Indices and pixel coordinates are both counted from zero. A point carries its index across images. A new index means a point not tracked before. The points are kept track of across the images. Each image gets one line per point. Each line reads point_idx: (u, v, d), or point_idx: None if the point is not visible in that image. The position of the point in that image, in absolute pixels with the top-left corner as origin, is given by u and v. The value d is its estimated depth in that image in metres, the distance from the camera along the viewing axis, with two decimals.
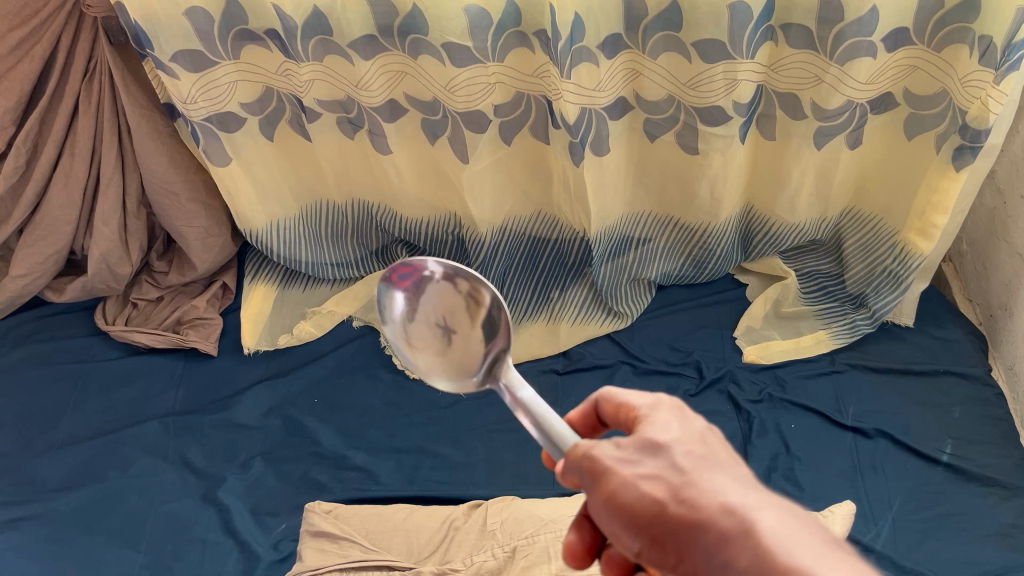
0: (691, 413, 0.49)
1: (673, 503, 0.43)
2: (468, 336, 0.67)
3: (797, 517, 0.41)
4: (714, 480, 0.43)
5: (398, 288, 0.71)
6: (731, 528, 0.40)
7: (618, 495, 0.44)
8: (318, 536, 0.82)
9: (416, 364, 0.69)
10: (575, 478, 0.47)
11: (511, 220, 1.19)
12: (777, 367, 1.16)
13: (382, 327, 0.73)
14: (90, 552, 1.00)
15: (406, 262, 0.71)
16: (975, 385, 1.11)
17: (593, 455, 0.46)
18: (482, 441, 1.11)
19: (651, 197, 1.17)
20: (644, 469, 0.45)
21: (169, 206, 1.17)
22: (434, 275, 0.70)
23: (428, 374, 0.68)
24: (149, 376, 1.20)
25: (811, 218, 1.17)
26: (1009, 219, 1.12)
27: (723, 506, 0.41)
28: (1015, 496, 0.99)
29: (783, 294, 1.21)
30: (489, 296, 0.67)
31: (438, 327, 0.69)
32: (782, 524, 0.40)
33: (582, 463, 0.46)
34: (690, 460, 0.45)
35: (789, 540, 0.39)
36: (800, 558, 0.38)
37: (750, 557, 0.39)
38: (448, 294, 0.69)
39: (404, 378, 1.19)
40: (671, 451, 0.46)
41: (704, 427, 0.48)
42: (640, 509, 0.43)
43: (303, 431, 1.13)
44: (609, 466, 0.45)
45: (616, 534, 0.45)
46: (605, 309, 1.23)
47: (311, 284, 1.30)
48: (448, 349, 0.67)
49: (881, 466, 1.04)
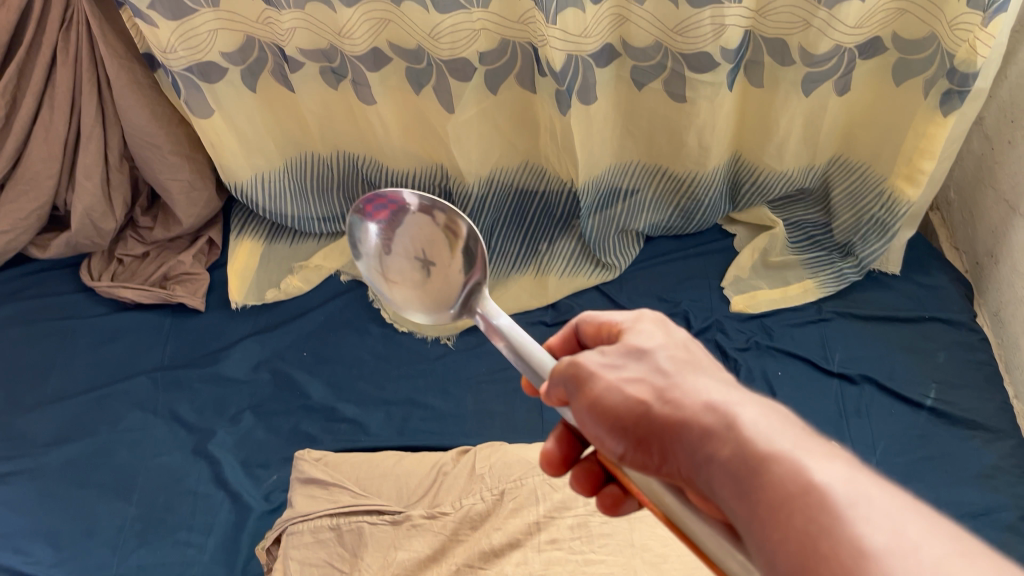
0: (675, 325, 0.51)
1: (657, 404, 0.43)
2: (446, 267, 0.70)
3: (780, 415, 0.40)
4: (697, 384, 0.44)
5: (375, 220, 0.74)
6: (712, 423, 0.40)
7: (602, 400, 0.45)
8: (309, 483, 0.82)
9: (398, 295, 0.74)
10: (561, 390, 0.48)
11: (498, 172, 1.19)
12: (765, 316, 1.16)
13: (362, 259, 0.76)
14: (83, 505, 1.01)
15: (381, 193, 0.74)
16: (960, 331, 1.12)
17: (577, 362, 0.47)
18: (472, 392, 1.12)
19: (640, 147, 1.17)
20: (629, 374, 0.46)
21: (152, 158, 1.16)
22: (410, 207, 0.73)
23: (411, 305, 0.73)
24: (137, 332, 1.19)
25: (798, 166, 1.17)
26: (996, 165, 1.12)
27: (705, 404, 0.41)
28: (998, 438, 1.01)
29: (771, 244, 1.21)
30: (466, 228, 0.69)
31: (416, 259, 0.72)
32: (763, 418, 0.39)
33: (569, 372, 0.47)
34: (673, 366, 0.46)
35: (768, 428, 0.38)
36: (779, 444, 0.37)
37: (730, 448, 0.38)
38: (425, 226, 0.72)
39: (393, 331, 1.19)
40: (655, 356, 0.47)
41: (686, 339, 0.49)
42: (624, 411, 0.44)
43: (293, 384, 1.13)
44: (593, 372, 0.46)
45: (601, 440, 0.45)
46: (593, 261, 1.23)
47: (298, 239, 1.29)
48: (427, 282, 0.71)
49: (866, 411, 1.05)
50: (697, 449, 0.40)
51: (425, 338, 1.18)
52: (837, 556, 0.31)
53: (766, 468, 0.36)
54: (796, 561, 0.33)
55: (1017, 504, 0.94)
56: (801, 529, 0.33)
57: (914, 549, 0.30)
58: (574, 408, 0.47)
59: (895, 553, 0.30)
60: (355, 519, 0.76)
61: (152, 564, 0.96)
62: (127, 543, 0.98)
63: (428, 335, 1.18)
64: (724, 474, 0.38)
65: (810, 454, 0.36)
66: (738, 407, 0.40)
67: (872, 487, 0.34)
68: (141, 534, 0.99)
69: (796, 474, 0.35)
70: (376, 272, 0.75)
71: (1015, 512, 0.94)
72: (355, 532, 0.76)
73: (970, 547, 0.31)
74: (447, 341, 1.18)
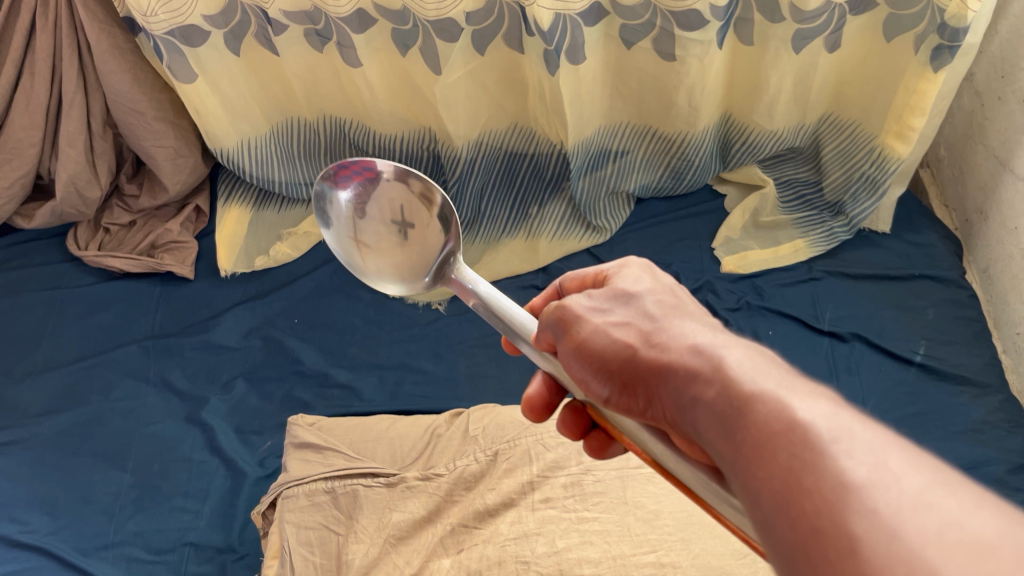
0: (662, 272, 0.53)
1: (640, 345, 0.45)
2: (427, 234, 0.70)
3: (765, 355, 0.40)
4: (682, 326, 0.45)
5: (346, 187, 0.73)
6: (696, 364, 0.40)
7: (588, 341, 0.48)
8: (302, 447, 0.81)
9: (371, 262, 0.71)
10: (549, 334, 0.51)
11: (487, 134, 1.17)
12: (756, 276, 1.17)
13: (327, 229, 0.74)
14: (78, 473, 1.01)
15: (353, 161, 0.73)
16: (950, 288, 1.12)
17: (564, 305, 0.50)
18: (464, 356, 1.12)
19: (630, 108, 1.16)
20: (615, 318, 0.48)
21: (135, 126, 1.15)
22: (383, 176, 0.73)
23: (389, 272, 0.70)
24: (126, 301, 1.19)
25: (789, 125, 1.17)
26: (987, 121, 1.12)
27: (689, 346, 0.42)
28: (986, 393, 1.02)
29: (761, 204, 1.21)
30: (443, 198, 0.70)
31: (392, 225, 0.71)
32: (747, 358, 0.39)
33: (555, 316, 0.50)
34: (658, 312, 0.47)
35: (753, 368, 0.38)
36: (763, 383, 0.37)
37: (714, 388, 0.38)
38: (399, 195, 0.72)
39: (384, 296, 1.19)
40: (641, 300, 0.49)
41: (672, 285, 0.51)
42: (609, 351, 0.47)
43: (285, 351, 1.13)
44: (580, 315, 0.49)
45: (587, 382, 0.48)
46: (583, 224, 1.23)
47: (286, 205, 1.29)
48: (406, 246, 0.70)
49: (856, 369, 1.06)
50: (679, 388, 0.41)
51: (416, 303, 1.18)
52: (820, 491, 0.31)
53: (749, 406, 0.36)
54: (778, 496, 0.32)
55: (1005, 457, 0.95)
56: (783, 464, 0.33)
57: (894, 482, 0.30)
58: (561, 349, 0.50)
59: (876, 486, 0.30)
60: (350, 483, 0.76)
61: (149, 531, 0.96)
62: (124, 510, 0.98)
63: (419, 300, 1.18)
64: (703, 410, 0.38)
65: (794, 393, 0.36)
66: (721, 346, 0.41)
67: (855, 423, 0.34)
68: (137, 501, 0.99)
69: (779, 412, 0.35)
70: (346, 241, 0.73)
71: (1003, 465, 0.95)
72: (350, 495, 0.75)
73: (948, 480, 0.31)
74: (438, 306, 1.18)
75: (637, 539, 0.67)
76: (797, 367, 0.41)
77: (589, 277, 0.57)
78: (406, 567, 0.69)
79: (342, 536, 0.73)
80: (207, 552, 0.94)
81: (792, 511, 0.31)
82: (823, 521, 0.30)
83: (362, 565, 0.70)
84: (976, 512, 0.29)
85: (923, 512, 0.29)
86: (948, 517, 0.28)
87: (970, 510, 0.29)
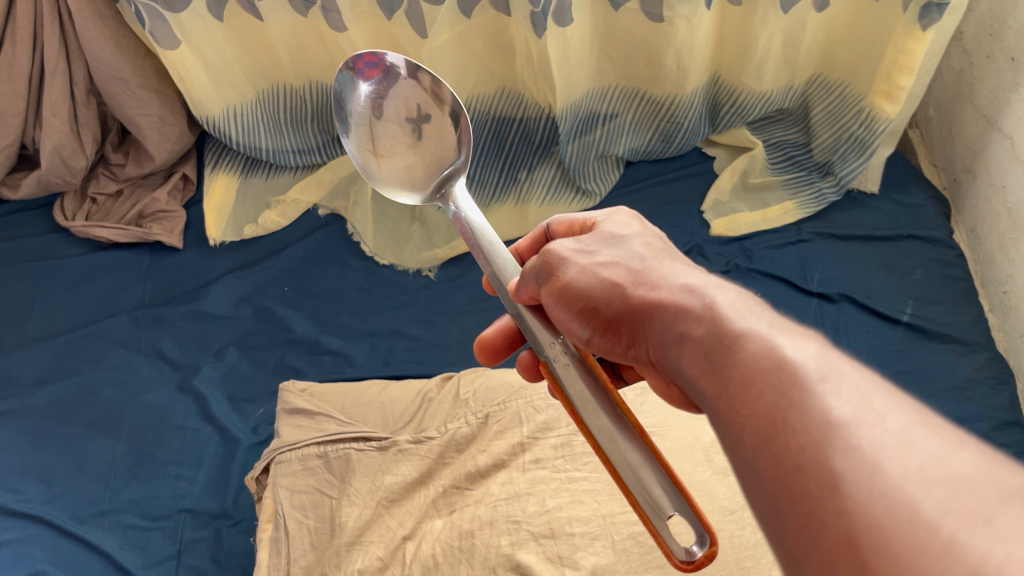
0: (645, 220, 0.54)
1: (630, 287, 0.46)
2: (434, 133, 0.76)
3: (752, 298, 0.42)
4: (669, 269, 0.46)
5: (364, 78, 0.79)
6: (687, 304, 0.42)
7: (573, 284, 0.49)
8: (296, 413, 0.83)
9: (379, 154, 0.78)
10: (532, 284, 0.52)
11: (474, 99, 1.18)
12: (745, 239, 1.17)
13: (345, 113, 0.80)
14: (71, 443, 1.02)
15: (372, 51, 0.79)
16: (937, 249, 1.13)
17: (548, 249, 0.51)
18: (455, 322, 1.13)
19: (618, 70, 1.15)
20: (603, 258, 0.50)
21: (120, 93, 1.13)
22: (398, 69, 0.78)
23: (393, 165, 0.77)
24: (115, 271, 1.18)
25: (778, 86, 1.17)
26: (976, 80, 1.12)
27: (681, 288, 0.43)
28: (972, 352, 1.03)
29: (751, 165, 1.21)
30: (451, 97, 0.76)
31: (404, 122, 0.77)
32: (736, 299, 0.41)
33: (539, 262, 0.51)
34: (646, 253, 0.49)
35: (742, 311, 0.39)
36: (752, 322, 0.38)
37: (703, 327, 0.40)
38: (412, 91, 0.78)
39: (374, 264, 1.19)
40: (630, 244, 0.50)
41: (658, 233, 0.53)
42: (596, 293, 0.48)
43: (275, 319, 1.13)
44: (563, 257, 0.50)
45: (568, 326, 0.50)
46: (572, 188, 1.22)
47: (274, 172, 1.27)
48: (415, 144, 0.76)
49: (844, 329, 1.07)
50: (669, 326, 0.42)
51: (406, 270, 1.18)
52: (805, 428, 0.32)
53: (738, 346, 0.37)
54: (762, 432, 0.33)
55: (990, 414, 0.97)
56: (769, 403, 0.34)
57: (878, 420, 0.31)
58: (545, 295, 0.51)
59: (859, 423, 0.31)
60: (342, 447, 0.77)
61: (145, 498, 0.97)
62: (119, 478, 0.99)
63: (409, 267, 1.18)
64: (691, 351, 0.40)
65: (781, 334, 0.37)
66: (712, 288, 0.42)
67: (842, 364, 0.35)
68: (132, 469, 1.00)
69: (767, 352, 0.36)
70: (362, 130, 0.79)
71: (988, 422, 0.96)
72: (343, 459, 0.76)
73: (931, 419, 0.32)
74: (428, 272, 1.18)
75: (627, 498, 0.67)
76: (781, 311, 0.42)
77: (577, 223, 0.58)
78: (398, 529, 0.70)
79: (335, 499, 0.74)
80: (202, 517, 0.96)
81: (776, 447, 0.32)
82: (806, 456, 0.31)
83: (355, 528, 0.70)
84: (957, 447, 0.29)
85: (904, 447, 0.30)
86: (929, 452, 0.29)
87: (952, 448, 0.29)
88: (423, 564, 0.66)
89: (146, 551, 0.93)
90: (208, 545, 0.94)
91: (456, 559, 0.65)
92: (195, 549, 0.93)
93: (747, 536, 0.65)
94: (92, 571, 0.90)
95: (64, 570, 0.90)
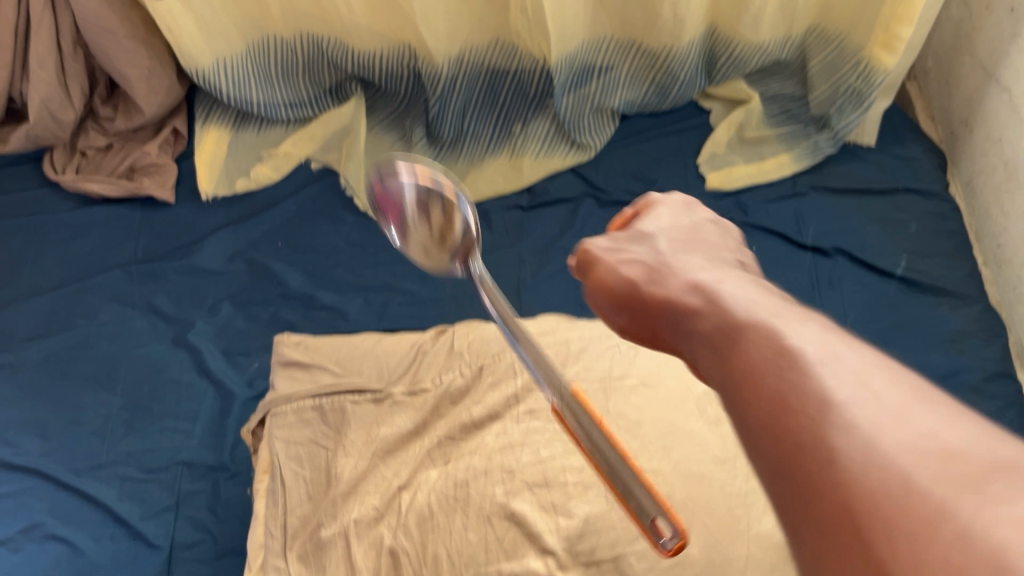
0: (685, 221, 0.57)
1: (646, 283, 0.49)
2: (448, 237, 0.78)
3: (758, 287, 0.44)
4: (683, 266, 0.49)
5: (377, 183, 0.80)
6: (693, 300, 0.44)
7: (603, 281, 0.52)
8: (291, 365, 0.83)
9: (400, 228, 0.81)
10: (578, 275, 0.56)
11: (468, 51, 1.15)
12: (741, 193, 1.16)
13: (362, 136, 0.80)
14: (67, 397, 1.02)
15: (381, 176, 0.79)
16: (933, 202, 1.13)
17: (587, 247, 0.56)
18: (449, 277, 1.13)
19: (614, 21, 1.14)
20: (627, 257, 0.53)
21: (107, 44, 1.12)
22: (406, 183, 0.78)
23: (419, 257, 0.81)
24: (106, 226, 1.17)
25: (776, 37, 1.15)
26: (975, 31, 1.11)
27: (688, 284, 0.45)
28: (965, 304, 1.03)
29: (747, 118, 1.20)
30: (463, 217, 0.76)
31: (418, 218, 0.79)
32: (740, 289, 0.43)
33: (580, 257, 0.56)
34: (667, 251, 0.52)
35: (745, 301, 0.41)
36: (754, 310, 0.39)
37: (708, 320, 0.41)
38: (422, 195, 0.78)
39: (367, 219, 1.19)
40: (657, 244, 0.53)
41: (688, 232, 0.56)
42: (620, 288, 0.51)
43: (269, 273, 1.13)
44: (597, 256, 0.54)
45: (606, 319, 0.53)
46: (567, 141, 1.22)
47: (265, 126, 1.25)
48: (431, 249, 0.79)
49: (839, 282, 1.07)
50: (680, 324, 0.44)
51: None
52: (802, 408, 0.33)
53: (739, 336, 0.38)
54: (764, 416, 0.34)
55: (981, 365, 0.98)
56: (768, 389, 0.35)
57: (872, 397, 0.32)
58: (587, 294, 0.54)
59: (855, 401, 0.32)
60: (338, 400, 0.77)
61: (142, 451, 0.99)
62: (115, 431, 1.00)
63: None
64: (702, 338, 0.41)
65: (781, 318, 0.38)
66: (716, 283, 0.44)
67: (841, 345, 0.36)
68: (129, 423, 1.01)
69: (767, 337, 0.37)
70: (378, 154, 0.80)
71: (979, 373, 0.98)
72: (338, 412, 0.77)
73: (926, 394, 0.33)
74: None
75: (620, 446, 0.69)
76: (788, 294, 0.44)
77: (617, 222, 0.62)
78: (393, 479, 0.70)
79: (330, 451, 0.74)
80: (199, 469, 0.97)
81: (775, 429, 0.33)
82: (805, 429, 0.32)
83: (351, 479, 0.71)
84: (954, 420, 0.31)
85: (898, 422, 0.31)
86: (922, 428, 0.30)
87: (943, 424, 0.30)
88: (419, 513, 0.66)
89: (145, 501, 0.95)
90: (206, 497, 0.95)
91: (452, 508, 0.66)
92: (193, 501, 0.95)
93: (739, 484, 0.66)
94: (92, 522, 0.93)
95: (63, 521, 0.92)
